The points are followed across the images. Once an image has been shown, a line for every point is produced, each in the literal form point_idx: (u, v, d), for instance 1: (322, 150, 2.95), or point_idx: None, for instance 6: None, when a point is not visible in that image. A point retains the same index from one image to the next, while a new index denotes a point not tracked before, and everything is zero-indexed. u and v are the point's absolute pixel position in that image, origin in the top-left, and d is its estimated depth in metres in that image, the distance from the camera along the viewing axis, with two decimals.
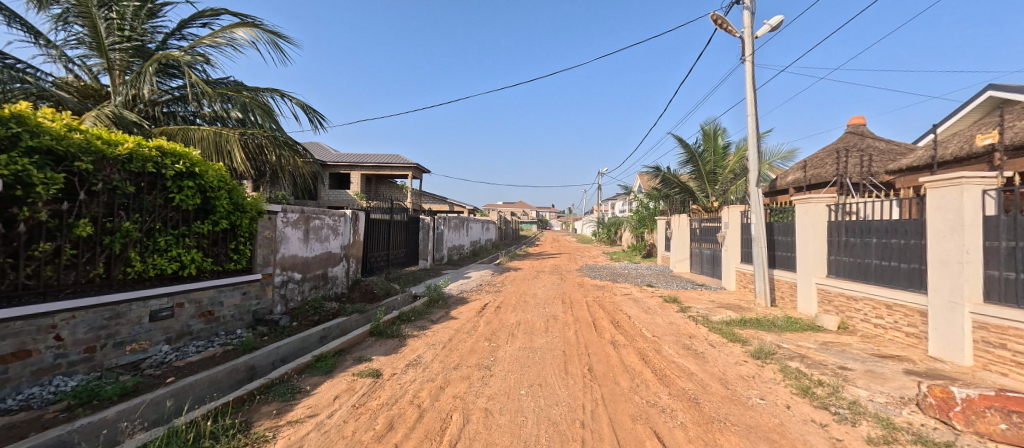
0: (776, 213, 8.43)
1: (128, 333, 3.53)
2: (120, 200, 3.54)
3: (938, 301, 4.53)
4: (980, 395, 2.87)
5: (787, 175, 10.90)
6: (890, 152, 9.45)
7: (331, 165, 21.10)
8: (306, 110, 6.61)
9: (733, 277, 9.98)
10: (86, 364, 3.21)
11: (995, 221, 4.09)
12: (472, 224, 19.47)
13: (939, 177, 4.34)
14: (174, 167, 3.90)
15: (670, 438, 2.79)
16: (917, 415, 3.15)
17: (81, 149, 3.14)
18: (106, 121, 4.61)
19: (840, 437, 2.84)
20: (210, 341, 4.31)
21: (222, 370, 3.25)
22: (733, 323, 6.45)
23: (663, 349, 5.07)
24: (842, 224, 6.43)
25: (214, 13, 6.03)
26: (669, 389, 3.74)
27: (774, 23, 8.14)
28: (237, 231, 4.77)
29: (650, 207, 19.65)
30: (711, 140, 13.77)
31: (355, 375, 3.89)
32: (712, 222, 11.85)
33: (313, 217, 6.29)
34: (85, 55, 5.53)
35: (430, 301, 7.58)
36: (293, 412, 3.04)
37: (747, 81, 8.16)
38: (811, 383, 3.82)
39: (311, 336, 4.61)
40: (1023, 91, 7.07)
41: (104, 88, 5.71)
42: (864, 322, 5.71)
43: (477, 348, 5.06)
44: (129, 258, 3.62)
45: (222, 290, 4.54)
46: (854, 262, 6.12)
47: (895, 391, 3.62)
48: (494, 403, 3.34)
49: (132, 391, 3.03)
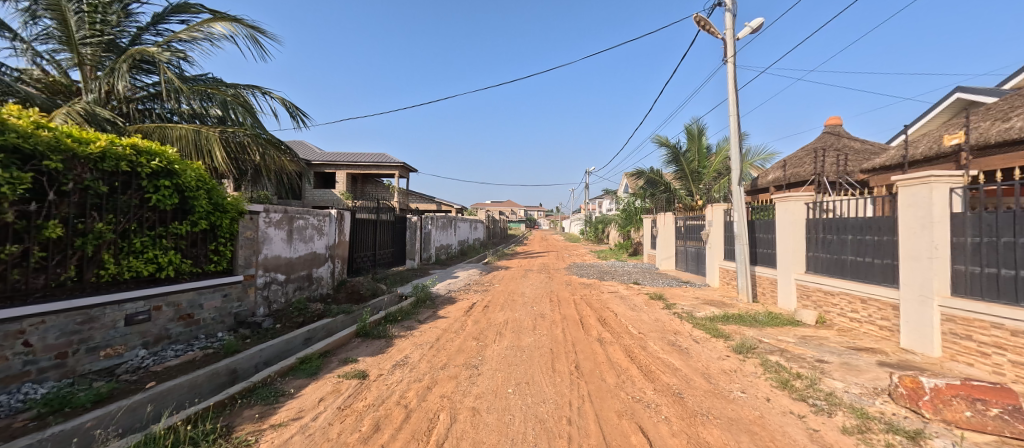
0: (758, 212, 8.64)
1: (102, 338, 3.41)
2: (93, 200, 3.42)
3: (909, 295, 4.70)
4: (947, 384, 3.00)
5: (768, 174, 11.16)
6: (865, 152, 9.77)
7: (316, 164, 20.71)
8: (288, 107, 6.49)
9: (716, 274, 10.20)
10: (57, 370, 3.11)
11: (961, 218, 4.29)
12: (459, 224, 19.27)
13: (911, 176, 4.51)
14: (149, 166, 3.76)
15: (655, 432, 2.84)
16: (890, 405, 3.27)
17: (49, 148, 3.02)
18: (78, 118, 4.45)
19: (816, 427, 2.94)
20: (189, 345, 4.21)
21: (202, 374, 3.17)
22: (716, 319, 6.59)
23: (648, 345, 5.14)
24: (819, 222, 6.63)
25: (190, 7, 5.86)
26: (655, 385, 3.80)
27: (754, 25, 8.31)
28: (217, 232, 4.66)
29: (636, 206, 19.92)
30: (695, 140, 14.01)
31: (341, 377, 3.84)
32: (697, 220, 12.06)
33: (297, 217, 6.17)
34: (54, 49, 5.31)
35: (417, 301, 7.51)
36: (276, 416, 2.99)
37: (729, 82, 8.33)
38: (790, 376, 3.93)
39: (295, 339, 4.53)
40: (989, 94, 7.39)
41: (75, 84, 5.50)
42: (840, 316, 5.90)
43: (464, 347, 5.04)
44: (103, 260, 3.50)
45: (203, 293, 4.43)
46: (831, 258, 6.32)
47: (869, 382, 3.76)
48: (481, 402, 3.35)
49: (107, 397, 2.93)
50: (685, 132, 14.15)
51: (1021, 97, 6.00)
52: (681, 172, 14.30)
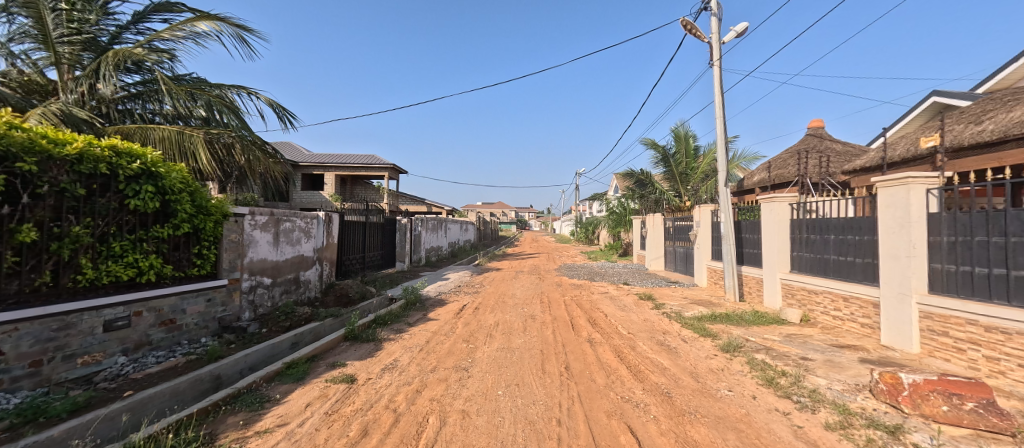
0: (744, 212, 8.80)
1: (80, 345, 3.31)
2: (69, 204, 3.32)
3: (889, 293, 4.83)
4: (925, 380, 3.09)
5: (753, 175, 11.37)
6: (847, 154, 10.02)
7: (303, 165, 20.45)
8: (275, 108, 6.39)
9: (704, 274, 10.34)
10: (31, 379, 3.00)
11: (938, 218, 4.42)
12: (450, 225, 19.23)
13: (889, 177, 4.63)
14: (130, 168, 3.67)
15: (644, 431, 2.87)
16: (871, 401, 3.35)
17: (23, 149, 2.92)
18: (53, 119, 4.32)
19: (801, 424, 3.00)
20: (171, 351, 4.11)
21: (185, 381, 3.11)
22: (704, 318, 6.68)
23: (637, 345, 5.18)
24: (803, 222, 6.78)
25: (173, 6, 5.75)
26: (643, 385, 3.83)
27: (739, 29, 8.48)
28: (200, 235, 4.55)
29: (625, 207, 20.15)
30: (683, 142, 14.22)
31: (329, 381, 3.79)
32: (685, 221, 12.22)
33: (284, 220, 6.08)
34: (30, 48, 5.15)
35: (407, 304, 7.45)
36: (262, 422, 2.94)
37: (715, 85, 8.47)
38: (775, 373, 4.00)
39: (282, 343, 4.47)
40: (963, 97, 7.63)
41: (52, 84, 5.33)
42: (824, 315, 6.04)
43: (455, 349, 5.03)
44: (80, 264, 3.40)
45: (185, 297, 4.34)
46: (815, 258, 6.45)
47: (851, 378, 3.85)
48: (471, 405, 3.34)
49: (84, 406, 2.85)
50: (673, 134, 14.36)
51: (993, 101, 6.22)
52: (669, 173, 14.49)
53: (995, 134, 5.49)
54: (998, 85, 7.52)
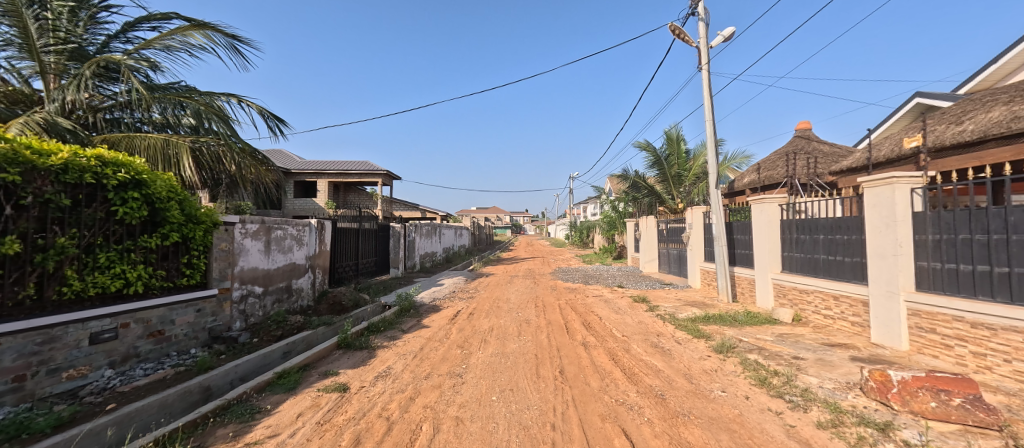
0: (736, 213, 8.90)
1: (65, 359, 3.25)
2: (54, 214, 3.27)
3: (877, 291, 4.90)
4: (914, 377, 3.13)
5: (744, 176, 11.50)
6: (834, 155, 10.19)
7: (295, 172, 20.35)
8: (266, 116, 6.38)
9: (697, 275, 10.43)
10: (15, 395, 2.95)
11: (922, 217, 4.50)
12: (444, 230, 19.24)
13: (874, 177, 4.72)
14: (117, 177, 3.62)
15: (638, 435, 2.86)
16: (861, 399, 3.39)
17: (7, 161, 2.88)
18: (36, 128, 4.26)
19: (793, 423, 3.02)
20: (160, 363, 4.05)
21: (173, 393, 3.06)
22: (698, 319, 6.72)
23: (631, 347, 5.21)
24: (793, 222, 6.87)
25: (163, 15, 5.72)
26: (637, 387, 3.84)
27: (727, 33, 8.61)
28: (189, 244, 4.49)
29: (619, 210, 20.31)
30: (674, 144, 14.36)
31: (321, 391, 3.74)
32: (678, 223, 12.33)
33: (275, 228, 6.03)
34: (12, 57, 5.06)
35: (401, 310, 7.40)
36: (252, 433, 2.90)
37: (704, 89, 8.58)
38: (768, 373, 4.03)
39: (273, 353, 4.41)
40: (946, 98, 7.78)
41: (37, 94, 5.29)
42: (815, 314, 6.10)
43: (449, 355, 5.00)
44: (65, 276, 3.32)
45: (174, 308, 4.29)
46: (806, 258, 6.53)
47: (841, 377, 3.89)
48: (464, 411, 3.32)
49: (69, 421, 2.80)
50: (665, 136, 14.51)
51: (973, 101, 6.38)
52: (662, 175, 14.62)
53: (975, 134, 5.62)
54: (979, 85, 7.69)
